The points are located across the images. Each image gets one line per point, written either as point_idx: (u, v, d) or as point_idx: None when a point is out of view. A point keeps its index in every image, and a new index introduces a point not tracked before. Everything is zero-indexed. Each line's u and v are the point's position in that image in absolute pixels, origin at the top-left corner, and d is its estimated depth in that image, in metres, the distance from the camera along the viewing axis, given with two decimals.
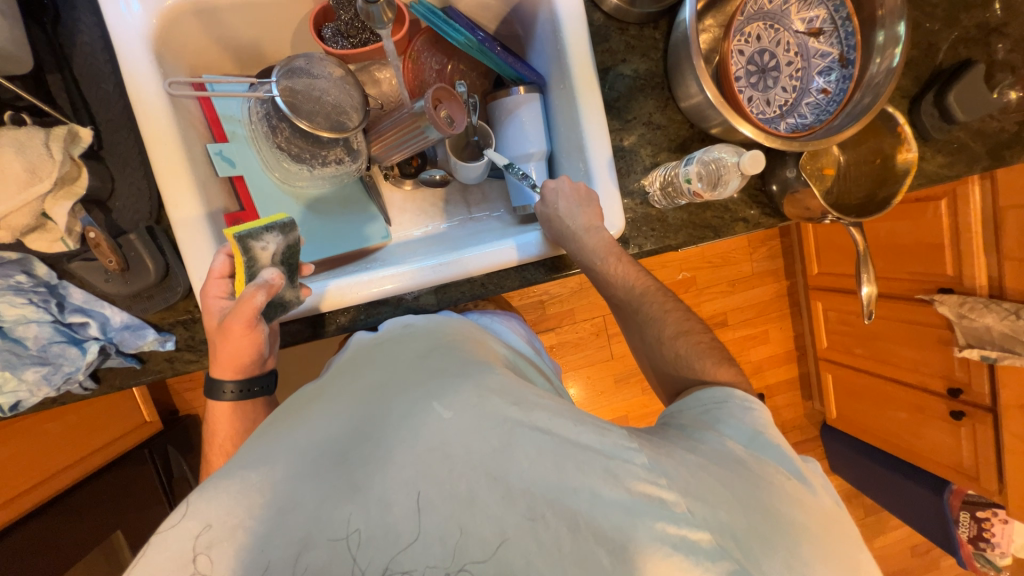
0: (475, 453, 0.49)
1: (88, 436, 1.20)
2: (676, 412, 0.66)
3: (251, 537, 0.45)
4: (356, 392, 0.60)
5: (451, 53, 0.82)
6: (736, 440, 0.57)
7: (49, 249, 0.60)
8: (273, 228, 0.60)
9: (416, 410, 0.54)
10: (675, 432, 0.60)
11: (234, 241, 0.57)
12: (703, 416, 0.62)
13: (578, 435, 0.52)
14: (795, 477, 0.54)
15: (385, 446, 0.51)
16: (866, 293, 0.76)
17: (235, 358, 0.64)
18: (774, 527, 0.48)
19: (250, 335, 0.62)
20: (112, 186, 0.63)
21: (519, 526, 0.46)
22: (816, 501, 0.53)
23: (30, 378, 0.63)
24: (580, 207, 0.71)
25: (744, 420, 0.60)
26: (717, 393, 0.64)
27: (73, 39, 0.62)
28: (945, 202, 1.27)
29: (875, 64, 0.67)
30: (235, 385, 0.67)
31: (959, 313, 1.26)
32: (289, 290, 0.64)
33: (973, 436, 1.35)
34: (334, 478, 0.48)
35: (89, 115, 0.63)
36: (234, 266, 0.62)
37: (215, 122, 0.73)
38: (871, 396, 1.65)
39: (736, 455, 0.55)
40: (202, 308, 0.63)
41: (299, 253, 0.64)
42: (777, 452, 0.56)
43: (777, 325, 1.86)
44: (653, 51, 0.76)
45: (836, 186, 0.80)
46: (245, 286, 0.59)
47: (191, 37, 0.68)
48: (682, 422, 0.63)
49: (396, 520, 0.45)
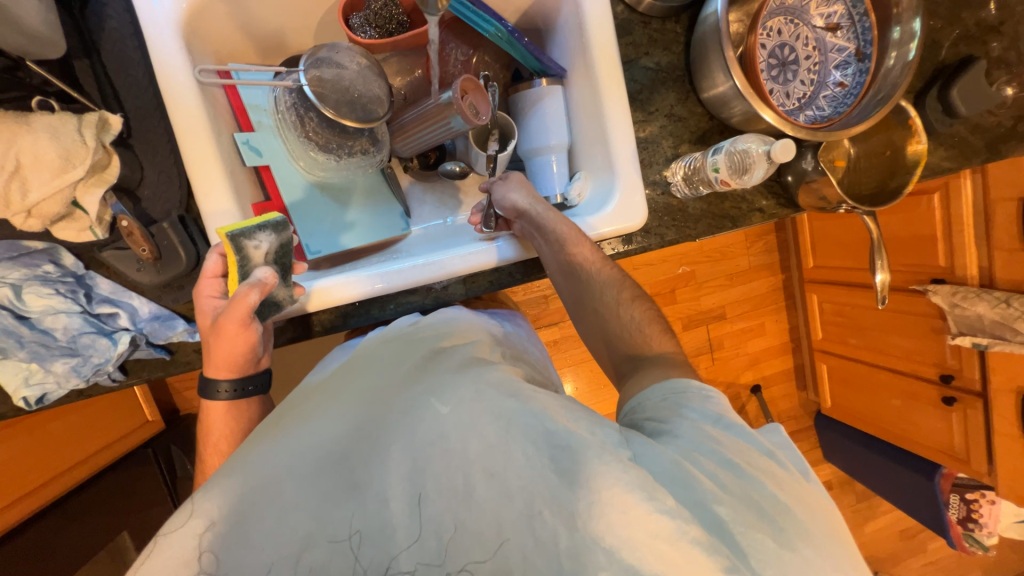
0: (473, 449, 0.49)
1: (93, 434, 1.16)
2: (634, 407, 0.59)
3: (254, 535, 0.46)
4: (354, 391, 0.60)
5: (477, 43, 0.82)
6: (705, 424, 0.53)
7: (77, 238, 0.59)
8: (266, 227, 0.60)
9: (414, 406, 0.54)
10: (647, 427, 0.54)
11: (226, 239, 0.57)
12: (665, 405, 0.56)
13: (571, 425, 0.49)
14: (765, 454, 0.51)
15: (383, 443, 0.52)
16: (880, 280, 0.80)
17: (229, 358, 0.62)
18: (766, 514, 0.46)
19: (244, 335, 0.61)
20: (141, 175, 0.63)
21: (517, 523, 0.46)
22: (795, 479, 0.50)
23: (58, 370, 0.62)
24: (524, 193, 0.74)
25: (707, 406, 0.55)
26: (675, 383, 0.58)
27: (100, 24, 0.61)
28: (938, 195, 1.32)
29: (891, 58, 0.69)
30: (230, 383, 0.65)
31: (952, 302, 1.31)
32: (282, 290, 0.63)
33: (964, 420, 1.41)
34: (336, 477, 0.50)
35: (118, 103, 0.62)
36: (226, 265, 0.62)
37: (241, 111, 0.73)
38: (865, 384, 1.70)
39: (711, 441, 0.51)
40: (196, 309, 0.62)
41: (293, 252, 0.63)
42: (747, 433, 0.52)
43: (774, 318, 1.90)
44: (675, 44, 0.78)
45: (848, 177, 0.84)
46: (237, 285, 0.58)
47: (218, 25, 0.68)
48: (644, 414, 0.56)
49: (392, 517, 0.47)
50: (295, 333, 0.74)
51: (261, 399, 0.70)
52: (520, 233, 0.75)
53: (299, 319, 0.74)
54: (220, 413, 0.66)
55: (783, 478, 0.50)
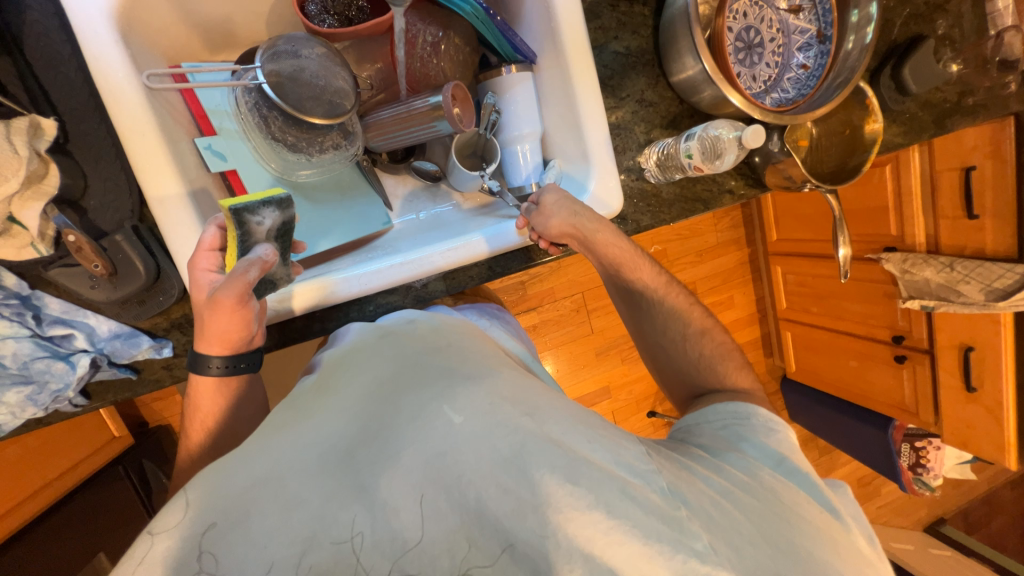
0: (488, 465, 0.47)
1: (44, 465, 1.03)
2: (694, 426, 0.67)
3: (255, 532, 0.43)
4: (356, 390, 0.57)
5: (446, 23, 0.77)
6: (762, 465, 0.58)
7: (18, 257, 0.56)
8: (271, 203, 0.57)
9: (425, 410, 0.51)
10: (697, 451, 0.60)
11: (229, 213, 0.53)
12: (720, 436, 0.62)
13: (593, 452, 0.51)
14: (825, 510, 0.55)
15: (393, 444, 0.49)
16: (842, 255, 0.84)
17: (225, 335, 0.58)
18: (782, 549, 0.48)
19: (240, 313, 0.57)
20: (84, 183, 0.59)
21: (530, 542, 0.45)
22: (845, 537, 0.53)
23: (12, 400, 0.59)
24: (566, 211, 0.70)
25: (768, 444, 0.60)
26: (736, 409, 0.65)
27: (21, 17, 0.55)
28: (889, 167, 1.38)
29: (850, 41, 0.73)
30: (222, 360, 0.59)
31: (902, 269, 1.39)
32: (279, 269, 0.60)
33: (914, 376, 1.52)
34: (341, 476, 0.47)
35: (50, 105, 0.57)
36: (225, 238, 0.58)
37: (202, 117, 0.68)
38: (826, 349, 1.80)
39: (761, 478, 0.56)
40: (191, 283, 0.58)
41: (294, 231, 0.60)
42: (802, 479, 0.57)
43: (741, 290, 1.98)
44: (643, 28, 0.78)
45: (810, 156, 0.86)
46: (236, 262, 0.55)
47: (158, 15, 0.62)
48: (700, 440, 0.63)
49: (402, 525, 0.45)
50: (272, 340, 0.71)
51: (246, 413, 0.64)
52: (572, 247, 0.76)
53: (275, 326, 0.71)
54: (210, 389, 0.60)
55: (827, 528, 0.52)
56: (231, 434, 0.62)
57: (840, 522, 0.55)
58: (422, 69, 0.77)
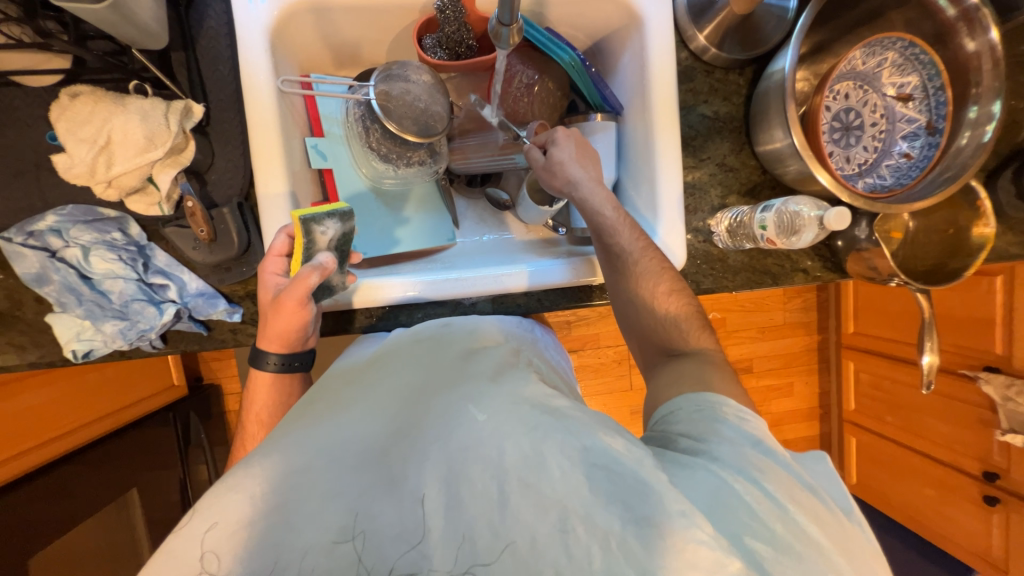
0: (509, 461, 0.46)
1: (110, 395, 1.13)
2: (666, 417, 0.56)
3: (288, 519, 0.44)
4: (390, 391, 0.59)
5: (544, 68, 0.82)
6: (743, 446, 0.49)
7: (145, 211, 0.66)
8: (335, 215, 0.62)
9: (452, 410, 0.53)
10: (681, 445, 0.51)
11: (299, 223, 0.58)
12: (699, 420, 0.53)
13: (601, 441, 0.47)
14: (812, 492, 0.47)
15: (422, 442, 0.51)
16: (926, 362, 0.75)
17: (283, 333, 0.64)
18: (808, 545, 0.42)
19: (300, 313, 0.63)
20: (211, 160, 0.68)
21: (551, 539, 0.43)
22: (835, 517, 0.46)
23: (108, 330, 0.67)
24: (573, 155, 0.70)
25: (743, 427, 0.51)
26: (707, 398, 0.54)
27: (201, 22, 0.67)
28: (1001, 279, 1.22)
29: (964, 138, 0.69)
30: (278, 358, 0.66)
31: (1005, 395, 1.21)
32: (336, 275, 0.66)
33: (1006, 525, 1.30)
34: (374, 473, 0.48)
35: (203, 94, 0.68)
36: (292, 246, 0.65)
37: (316, 120, 0.78)
38: (897, 467, 1.58)
39: (750, 464, 0.47)
40: (259, 282, 0.65)
41: (351, 241, 0.66)
42: (783, 459, 0.48)
43: (803, 380, 1.81)
44: (736, 96, 0.79)
45: (903, 249, 0.80)
46: (301, 265, 0.60)
47: (303, 34, 0.73)
48: (678, 431, 0.53)
49: (426, 515, 0.45)
50: (324, 326, 0.76)
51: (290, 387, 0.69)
52: (554, 188, 0.71)
53: (331, 314, 0.76)
54: (266, 384, 0.68)
55: (845, 526, 0.46)
56: (278, 405, 0.69)
57: (846, 514, 0.48)
58: (513, 107, 0.83)
